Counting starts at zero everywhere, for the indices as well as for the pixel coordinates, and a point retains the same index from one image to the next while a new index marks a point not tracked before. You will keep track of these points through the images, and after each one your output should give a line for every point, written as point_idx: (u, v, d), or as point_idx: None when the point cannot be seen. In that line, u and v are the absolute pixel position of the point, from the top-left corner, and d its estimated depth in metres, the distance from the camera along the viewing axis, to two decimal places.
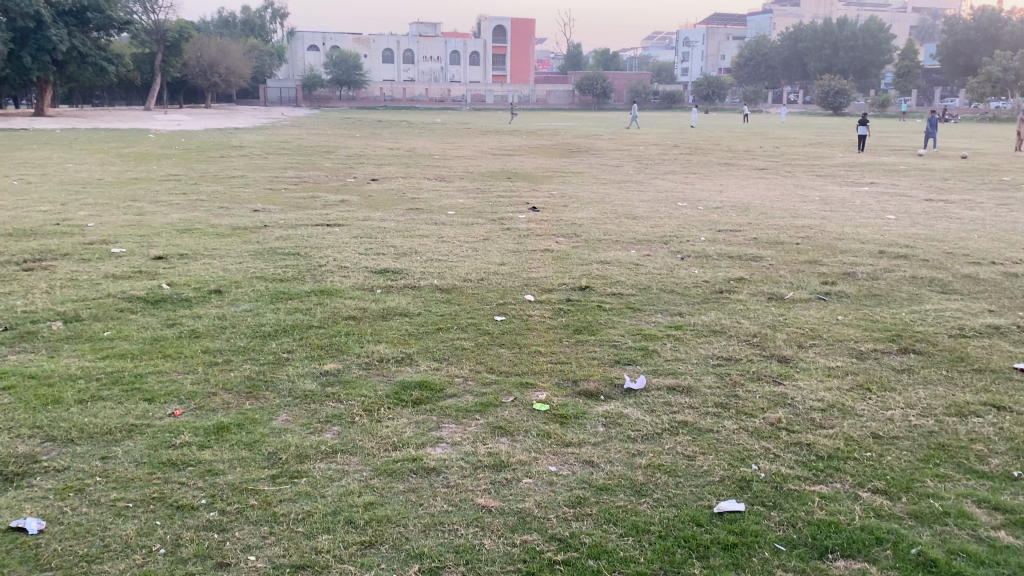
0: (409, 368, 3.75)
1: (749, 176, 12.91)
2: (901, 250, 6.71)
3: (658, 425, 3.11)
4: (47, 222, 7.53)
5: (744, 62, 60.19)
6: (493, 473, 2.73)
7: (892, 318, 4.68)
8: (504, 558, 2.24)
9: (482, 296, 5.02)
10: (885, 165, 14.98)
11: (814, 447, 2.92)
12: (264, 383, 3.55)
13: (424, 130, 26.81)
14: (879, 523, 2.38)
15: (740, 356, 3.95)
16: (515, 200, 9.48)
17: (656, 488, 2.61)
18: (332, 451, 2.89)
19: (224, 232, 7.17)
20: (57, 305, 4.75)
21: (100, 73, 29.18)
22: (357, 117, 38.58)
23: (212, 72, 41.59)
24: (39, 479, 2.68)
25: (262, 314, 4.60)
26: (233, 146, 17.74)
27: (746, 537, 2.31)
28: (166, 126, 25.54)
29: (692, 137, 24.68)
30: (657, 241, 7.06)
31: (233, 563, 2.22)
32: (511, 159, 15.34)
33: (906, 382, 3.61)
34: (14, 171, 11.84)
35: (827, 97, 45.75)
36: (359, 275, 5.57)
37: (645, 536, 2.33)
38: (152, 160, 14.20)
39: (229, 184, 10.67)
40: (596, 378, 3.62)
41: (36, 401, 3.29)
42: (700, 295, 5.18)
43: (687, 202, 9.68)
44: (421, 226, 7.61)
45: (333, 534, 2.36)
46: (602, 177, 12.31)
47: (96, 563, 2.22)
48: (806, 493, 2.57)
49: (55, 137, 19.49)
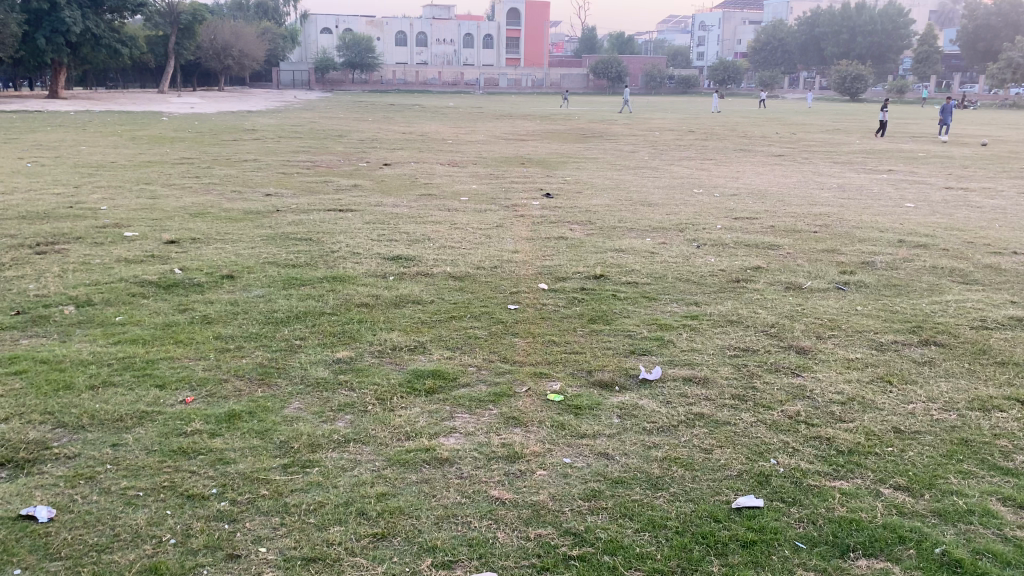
0: (422, 356, 3.71)
1: (765, 162, 12.80)
2: (921, 240, 6.61)
3: (674, 417, 3.07)
4: (60, 205, 7.54)
5: (760, 46, 59.69)
6: (507, 464, 2.69)
7: (912, 309, 4.61)
8: (518, 552, 2.20)
9: (495, 284, 4.97)
10: (904, 153, 14.80)
11: (834, 441, 2.86)
12: (276, 371, 3.53)
13: (438, 114, 26.79)
14: (902, 521, 2.33)
15: (758, 346, 3.90)
16: (528, 186, 9.43)
17: (672, 482, 2.56)
18: (345, 440, 2.86)
19: (236, 217, 7.15)
20: (70, 289, 4.73)
21: (114, 56, 29.19)
22: (370, 101, 38.60)
23: (225, 55, 41.53)
24: (51, 466, 2.66)
25: (275, 301, 4.57)
26: (245, 129, 17.70)
27: (766, 534, 2.26)
28: (182, 109, 25.63)
29: (707, 122, 24.53)
30: (672, 229, 6.99)
31: (243, 555, 2.19)
32: (526, 144, 15.22)
33: (927, 375, 3.55)
34: (28, 153, 11.86)
35: (844, 83, 45.29)
36: (372, 261, 5.53)
37: (662, 531, 2.28)
38: (166, 142, 14.23)
39: (242, 168, 10.67)
40: (610, 369, 3.57)
41: (47, 387, 3.27)
42: (716, 285, 5.10)
43: (702, 189, 9.57)
44: (434, 212, 7.55)
45: (345, 525, 2.33)
46: (617, 163, 12.22)
47: (106, 553, 2.20)
48: (827, 489, 2.52)
49: (70, 119, 19.56)
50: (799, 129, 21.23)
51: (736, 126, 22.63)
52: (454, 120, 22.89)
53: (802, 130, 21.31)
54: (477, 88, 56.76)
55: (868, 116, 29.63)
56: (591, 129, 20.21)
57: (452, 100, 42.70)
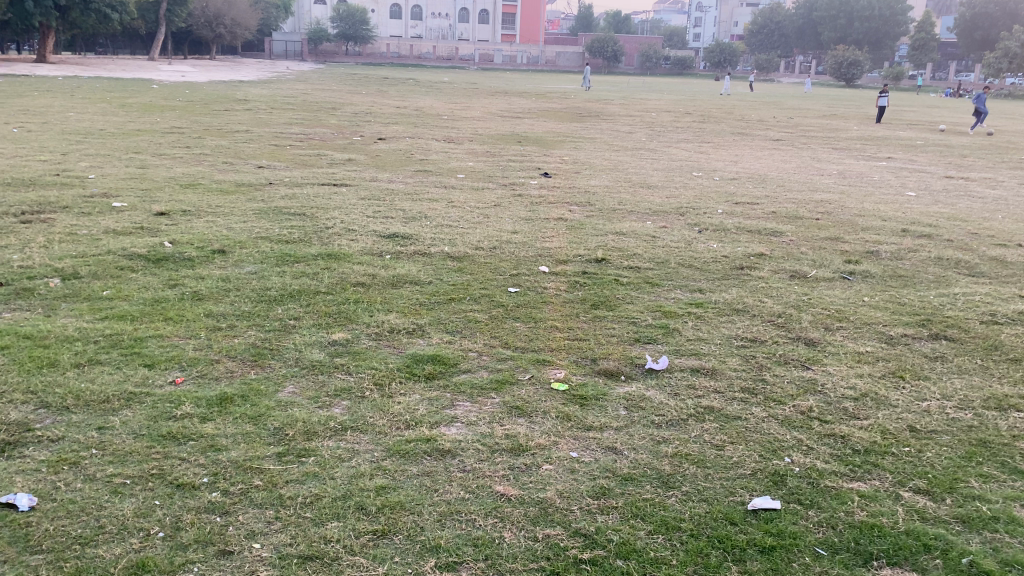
0: (421, 340, 3.59)
1: (764, 147, 12.69)
2: (925, 229, 6.53)
3: (683, 410, 2.96)
4: (47, 172, 7.37)
5: (757, 29, 59.44)
6: (511, 458, 2.58)
7: (920, 301, 4.51)
8: (526, 554, 2.10)
9: (495, 266, 4.83)
10: (902, 140, 14.68)
11: (849, 440, 2.77)
12: (270, 352, 3.40)
13: (434, 88, 26.59)
14: (925, 528, 2.24)
15: (765, 337, 3.79)
16: (525, 164, 9.30)
17: (684, 480, 2.46)
18: (343, 428, 2.74)
19: (228, 189, 6.99)
20: (55, 261, 4.57)
21: (103, 22, 28.69)
22: (363, 73, 38.17)
23: (217, 23, 41.06)
24: (32, 450, 2.54)
25: (267, 278, 4.43)
26: (238, 99, 17.46)
27: (785, 539, 2.17)
28: (173, 77, 25.29)
29: (705, 104, 24.37)
30: (673, 212, 6.86)
31: (237, 551, 2.07)
32: (522, 122, 15.03)
33: (939, 371, 3.45)
34: (14, 117, 11.63)
35: (840, 68, 45.01)
36: (368, 239, 5.39)
37: (676, 534, 2.19)
38: (156, 110, 14.02)
39: (233, 138, 10.50)
40: (616, 357, 3.45)
41: (30, 364, 3.14)
42: (720, 271, 4.99)
43: (701, 172, 9.47)
44: (430, 189, 7.41)
45: (344, 521, 2.21)
46: (614, 143, 12.09)
47: (90, 546, 2.07)
48: (844, 491, 2.42)
49: (58, 84, 19.24)
50: (796, 114, 21.15)
51: (735, 109, 22.46)
52: (449, 95, 22.63)
53: (801, 114, 21.15)
54: (472, 62, 56.38)
55: (866, 102, 29.57)
56: (588, 108, 20.09)
57: (446, 74, 42.35)
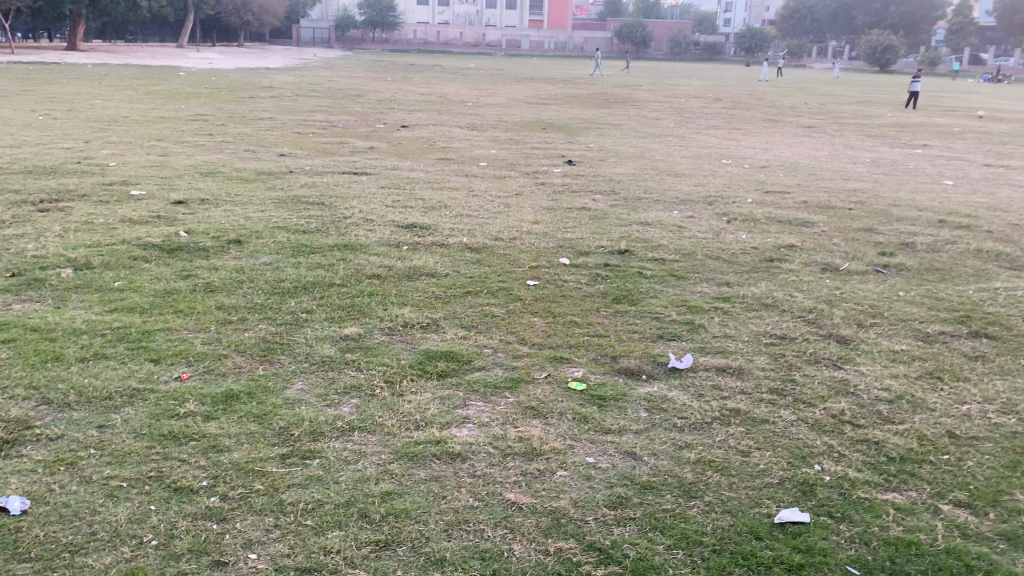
0: (435, 335, 3.47)
1: (796, 134, 12.41)
2: (963, 220, 6.29)
3: (708, 413, 2.81)
4: (69, 159, 7.35)
5: (790, 13, 58.49)
6: (525, 462, 2.45)
7: (959, 297, 4.31)
8: (536, 570, 1.97)
9: (514, 257, 4.70)
10: (939, 127, 14.31)
11: (883, 446, 2.61)
12: (280, 346, 3.30)
13: (459, 74, 26.45)
14: (967, 546, 2.08)
15: (795, 334, 3.62)
16: (550, 152, 9.15)
17: (707, 489, 2.32)
18: (349, 428, 2.63)
19: (248, 177, 6.91)
20: (69, 251, 4.51)
21: (133, 10, 28.77)
22: (390, 60, 38.04)
23: (245, 11, 41.02)
24: (29, 449, 2.45)
25: (282, 269, 4.33)
26: (264, 86, 17.45)
27: (813, 556, 2.03)
28: (200, 64, 25.28)
29: (735, 90, 23.96)
30: (701, 201, 6.68)
31: (231, 562, 1.97)
32: (548, 108, 14.84)
33: (981, 372, 3.26)
34: (41, 106, 11.66)
35: (874, 53, 44.12)
36: (385, 229, 5.28)
37: (697, 549, 2.05)
38: (183, 97, 14.01)
39: (257, 126, 10.44)
40: (637, 355, 3.31)
41: (35, 358, 3.07)
42: (749, 264, 4.82)
43: (730, 160, 9.26)
44: (452, 177, 7.28)
45: (345, 530, 2.10)
46: (641, 130, 11.87)
47: (80, 555, 1.98)
48: (878, 503, 2.27)
49: (87, 72, 19.33)
50: (829, 100, 20.75)
51: (765, 94, 22.09)
52: (475, 81, 22.44)
53: (835, 100, 20.69)
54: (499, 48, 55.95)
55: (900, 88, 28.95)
56: (616, 94, 19.83)
57: (473, 61, 42.08)
